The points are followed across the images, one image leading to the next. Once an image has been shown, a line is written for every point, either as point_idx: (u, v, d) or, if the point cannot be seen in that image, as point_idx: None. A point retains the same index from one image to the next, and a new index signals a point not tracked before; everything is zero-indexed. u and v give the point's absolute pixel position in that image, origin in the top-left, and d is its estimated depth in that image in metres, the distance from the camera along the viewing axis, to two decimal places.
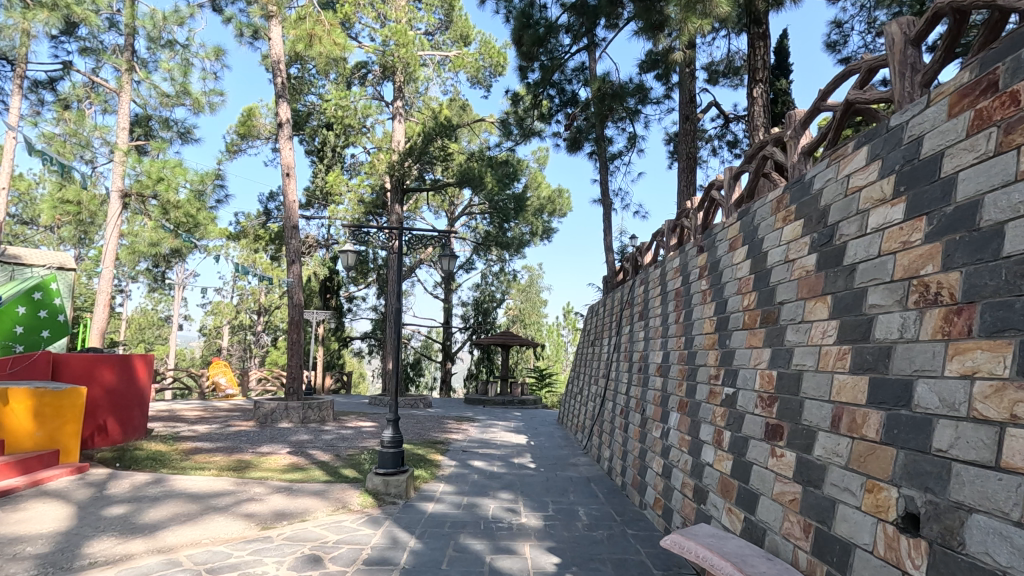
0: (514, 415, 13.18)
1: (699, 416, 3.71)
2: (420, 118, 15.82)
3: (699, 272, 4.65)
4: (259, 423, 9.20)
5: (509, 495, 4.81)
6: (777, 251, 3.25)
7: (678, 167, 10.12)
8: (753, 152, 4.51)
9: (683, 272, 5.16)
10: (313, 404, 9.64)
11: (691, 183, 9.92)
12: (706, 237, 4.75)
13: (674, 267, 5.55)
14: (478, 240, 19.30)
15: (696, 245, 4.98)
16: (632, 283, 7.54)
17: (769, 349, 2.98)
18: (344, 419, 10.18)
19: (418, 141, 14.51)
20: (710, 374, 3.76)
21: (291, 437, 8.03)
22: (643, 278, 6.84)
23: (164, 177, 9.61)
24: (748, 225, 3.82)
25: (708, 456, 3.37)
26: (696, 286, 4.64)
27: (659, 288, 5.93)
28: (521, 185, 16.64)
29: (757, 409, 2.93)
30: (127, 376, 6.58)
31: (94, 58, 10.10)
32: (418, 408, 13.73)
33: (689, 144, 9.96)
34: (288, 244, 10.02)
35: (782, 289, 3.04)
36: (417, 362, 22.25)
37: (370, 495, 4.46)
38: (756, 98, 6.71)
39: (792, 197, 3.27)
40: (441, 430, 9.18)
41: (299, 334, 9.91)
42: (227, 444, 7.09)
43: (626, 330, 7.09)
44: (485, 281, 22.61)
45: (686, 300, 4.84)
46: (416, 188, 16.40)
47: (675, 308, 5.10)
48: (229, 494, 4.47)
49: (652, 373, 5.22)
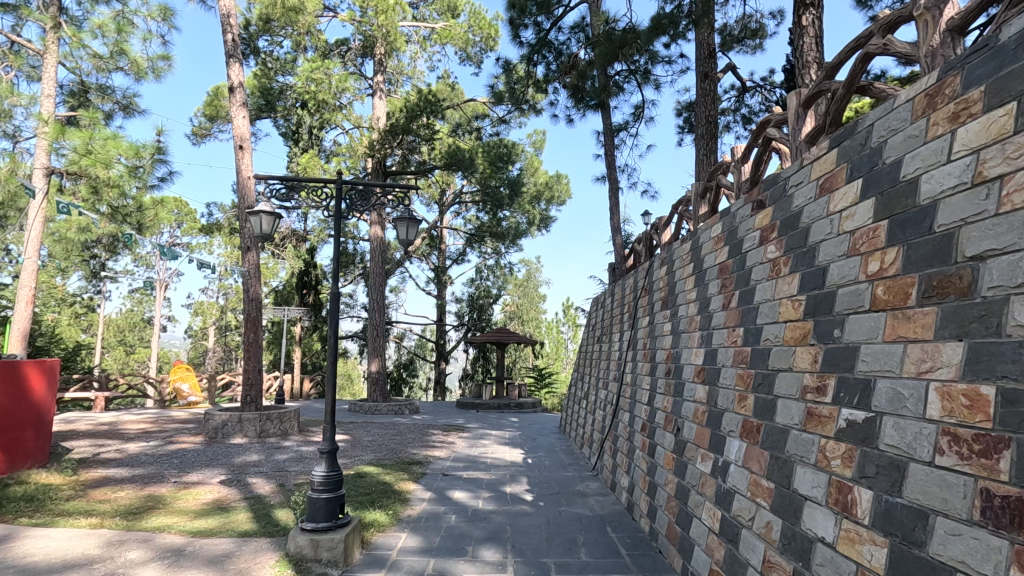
0: (510, 420, 11.79)
1: (789, 451, 2.34)
2: (404, 94, 14.39)
3: (762, 234, 3.27)
4: (207, 438, 7.80)
5: (494, 554, 3.42)
6: (943, 171, 1.86)
7: (695, 134, 8.72)
8: (837, 61, 3.11)
9: (730, 238, 3.82)
10: (274, 414, 8.24)
11: (712, 151, 8.52)
12: (769, 186, 3.36)
13: (714, 236, 4.15)
14: (472, 232, 18.02)
15: (751, 200, 3.60)
16: (648, 264, 6.13)
17: (961, 346, 1.60)
18: (312, 431, 8.78)
19: (400, 118, 13.13)
20: (804, 386, 2.37)
21: (236, 457, 6.61)
22: (666, 256, 5.43)
23: (92, 150, 7.91)
24: (860, 148, 2.43)
25: (822, 526, 1.99)
26: (758, 254, 3.28)
27: (691, 264, 4.57)
28: (516, 168, 15.28)
29: (943, 457, 1.55)
30: (15, 392, 5.20)
31: (13, 15, 8.61)
32: (404, 415, 12.34)
33: (708, 106, 8.55)
34: (241, 228, 8.60)
35: (979, 233, 1.64)
36: (411, 363, 21.04)
37: (291, 564, 3.07)
38: (806, 26, 5.35)
39: (964, 78, 1.88)
40: (422, 445, 7.79)
41: (257, 333, 8.53)
42: (148, 471, 5.69)
43: (643, 323, 5.72)
44: (479, 275, 21.30)
45: (740, 279, 3.44)
46: (400, 172, 14.99)
47: (720, 288, 3.73)
48: (82, 565, 3.05)
49: (689, 380, 3.84)
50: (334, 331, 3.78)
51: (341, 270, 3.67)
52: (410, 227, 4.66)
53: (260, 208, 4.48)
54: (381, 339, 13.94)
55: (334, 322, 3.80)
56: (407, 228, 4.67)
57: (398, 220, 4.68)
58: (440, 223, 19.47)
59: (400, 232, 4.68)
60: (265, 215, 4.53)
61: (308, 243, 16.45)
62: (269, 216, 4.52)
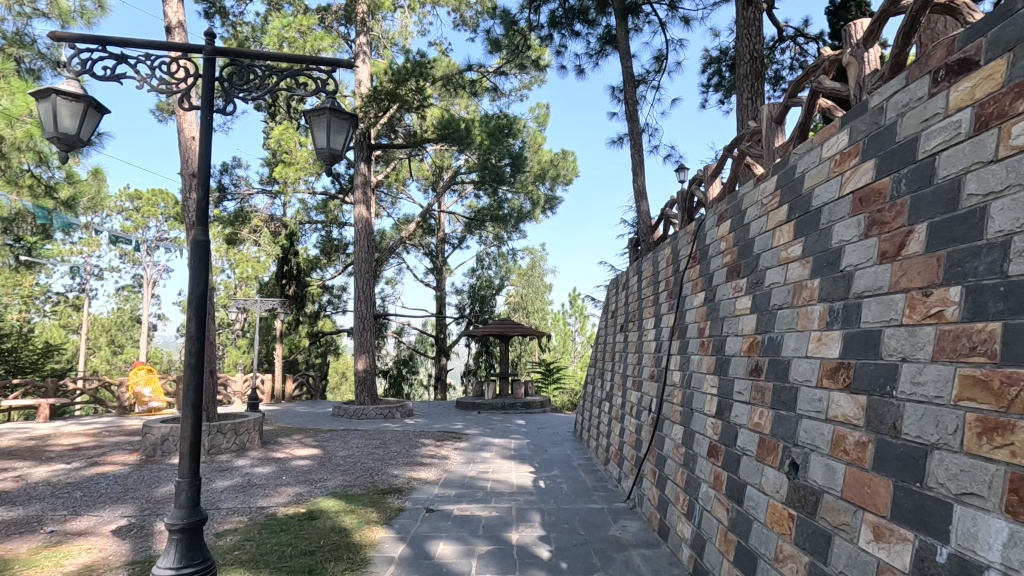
0: (515, 424, 10.25)
1: None
2: (391, 58, 12.80)
3: (979, 113, 1.75)
4: (144, 458, 6.34)
5: None
6: None
7: (736, 75, 7.14)
8: None
9: (878, 146, 2.29)
10: (227, 426, 6.77)
11: (758, 94, 6.94)
12: (980, 25, 1.83)
13: (836, 153, 2.63)
14: (472, 217, 16.56)
15: (928, 70, 2.07)
16: (697, 221, 4.62)
17: None
18: (278, 445, 7.30)
19: (387, 83, 11.52)
20: None
21: (166, 485, 5.14)
22: (730, 207, 3.92)
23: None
24: None
25: None
26: (974, 151, 1.75)
27: (785, 207, 3.05)
28: (518, 142, 13.68)
29: None
30: None
31: None
32: (394, 420, 10.83)
33: (752, 39, 6.96)
34: (184, 200, 7.07)
35: None
36: (411, 359, 19.59)
37: None
38: None
39: None
40: (409, 462, 6.29)
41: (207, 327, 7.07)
42: (27, 513, 4.21)
43: (694, 302, 4.22)
44: (481, 264, 19.88)
45: (921, 205, 1.92)
46: (388, 143, 13.44)
47: (867, 227, 2.22)
48: None
49: (812, 386, 2.33)
50: (196, 300, 2.66)
51: (202, 198, 2.50)
52: (333, 130, 3.24)
53: (55, 87, 3.04)
54: (369, 333, 12.45)
55: (195, 283, 2.67)
56: (328, 133, 3.25)
57: (317, 120, 3.23)
58: (437, 208, 17.98)
59: (318, 141, 3.25)
60: (63, 101, 3.06)
61: (288, 229, 14.94)
62: (70, 102, 3.05)
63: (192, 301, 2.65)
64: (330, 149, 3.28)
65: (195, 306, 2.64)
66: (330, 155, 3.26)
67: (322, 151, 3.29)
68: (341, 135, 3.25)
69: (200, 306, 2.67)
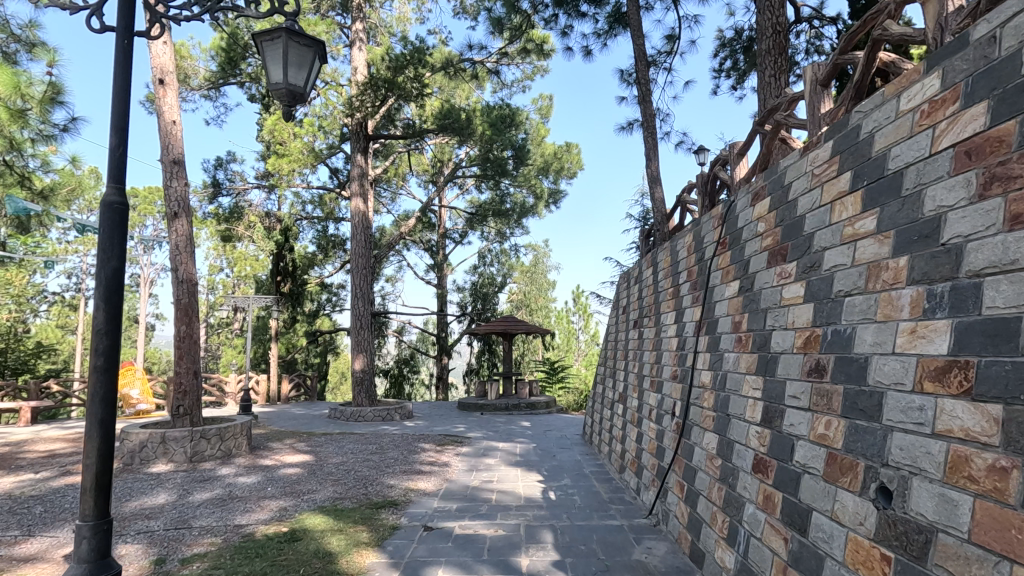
0: (519, 427, 9.76)
1: None
2: (388, 45, 12.30)
3: None
4: (121, 466, 5.89)
5: None
6: None
7: (758, 51, 6.63)
8: None
9: (991, 84, 1.78)
10: (211, 432, 6.30)
11: (782, 71, 6.44)
12: None
13: (924, 100, 2.11)
14: (473, 212, 16.09)
15: None
16: (725, 203, 4.11)
17: None
18: (267, 451, 6.82)
19: (384, 71, 11.00)
20: None
21: (137, 498, 4.66)
22: (769, 182, 3.41)
23: None
24: None
25: None
26: None
27: (848, 174, 2.53)
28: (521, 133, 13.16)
29: None
30: None
31: None
32: (393, 422, 10.35)
33: (774, 12, 6.46)
34: (166, 188, 6.61)
35: None
36: (411, 358, 19.14)
37: None
38: None
39: None
40: (406, 470, 5.80)
41: (190, 325, 6.58)
42: None
43: (725, 293, 3.72)
44: (483, 261, 19.42)
45: None
46: (385, 134, 12.94)
47: (987, 187, 1.70)
48: None
49: (907, 393, 1.82)
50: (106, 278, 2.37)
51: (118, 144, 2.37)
52: (291, 64, 3.10)
53: None
54: (367, 332, 11.96)
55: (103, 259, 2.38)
56: (286, 69, 3.10)
57: (273, 50, 3.09)
58: (438, 203, 17.49)
59: (274, 75, 3.10)
60: None
61: (282, 224, 14.46)
62: None
63: (99, 281, 2.37)
64: (288, 85, 3.13)
65: (106, 284, 2.37)
66: (290, 92, 3.15)
67: (280, 87, 3.14)
68: (302, 71, 3.14)
69: (110, 288, 2.38)
